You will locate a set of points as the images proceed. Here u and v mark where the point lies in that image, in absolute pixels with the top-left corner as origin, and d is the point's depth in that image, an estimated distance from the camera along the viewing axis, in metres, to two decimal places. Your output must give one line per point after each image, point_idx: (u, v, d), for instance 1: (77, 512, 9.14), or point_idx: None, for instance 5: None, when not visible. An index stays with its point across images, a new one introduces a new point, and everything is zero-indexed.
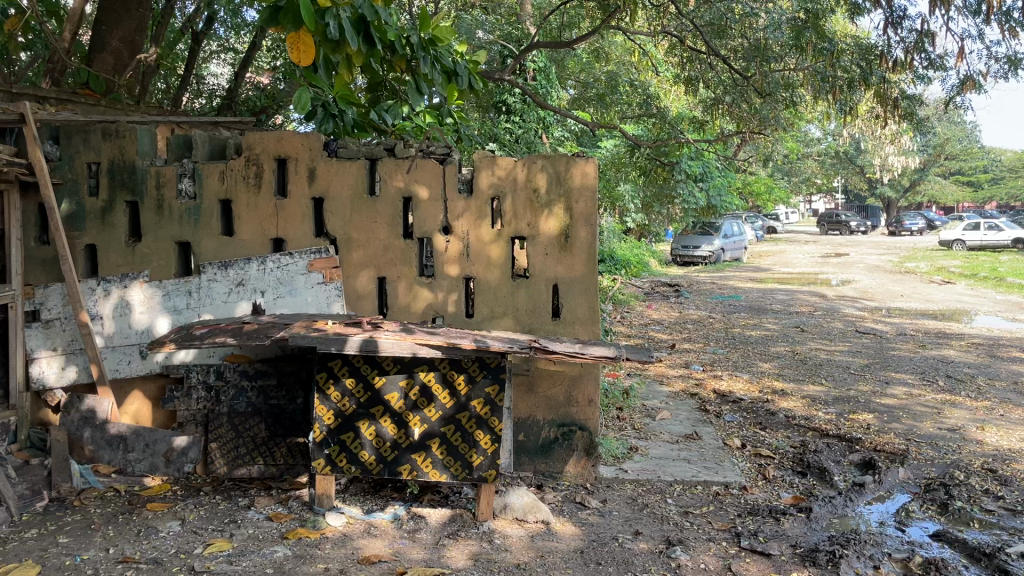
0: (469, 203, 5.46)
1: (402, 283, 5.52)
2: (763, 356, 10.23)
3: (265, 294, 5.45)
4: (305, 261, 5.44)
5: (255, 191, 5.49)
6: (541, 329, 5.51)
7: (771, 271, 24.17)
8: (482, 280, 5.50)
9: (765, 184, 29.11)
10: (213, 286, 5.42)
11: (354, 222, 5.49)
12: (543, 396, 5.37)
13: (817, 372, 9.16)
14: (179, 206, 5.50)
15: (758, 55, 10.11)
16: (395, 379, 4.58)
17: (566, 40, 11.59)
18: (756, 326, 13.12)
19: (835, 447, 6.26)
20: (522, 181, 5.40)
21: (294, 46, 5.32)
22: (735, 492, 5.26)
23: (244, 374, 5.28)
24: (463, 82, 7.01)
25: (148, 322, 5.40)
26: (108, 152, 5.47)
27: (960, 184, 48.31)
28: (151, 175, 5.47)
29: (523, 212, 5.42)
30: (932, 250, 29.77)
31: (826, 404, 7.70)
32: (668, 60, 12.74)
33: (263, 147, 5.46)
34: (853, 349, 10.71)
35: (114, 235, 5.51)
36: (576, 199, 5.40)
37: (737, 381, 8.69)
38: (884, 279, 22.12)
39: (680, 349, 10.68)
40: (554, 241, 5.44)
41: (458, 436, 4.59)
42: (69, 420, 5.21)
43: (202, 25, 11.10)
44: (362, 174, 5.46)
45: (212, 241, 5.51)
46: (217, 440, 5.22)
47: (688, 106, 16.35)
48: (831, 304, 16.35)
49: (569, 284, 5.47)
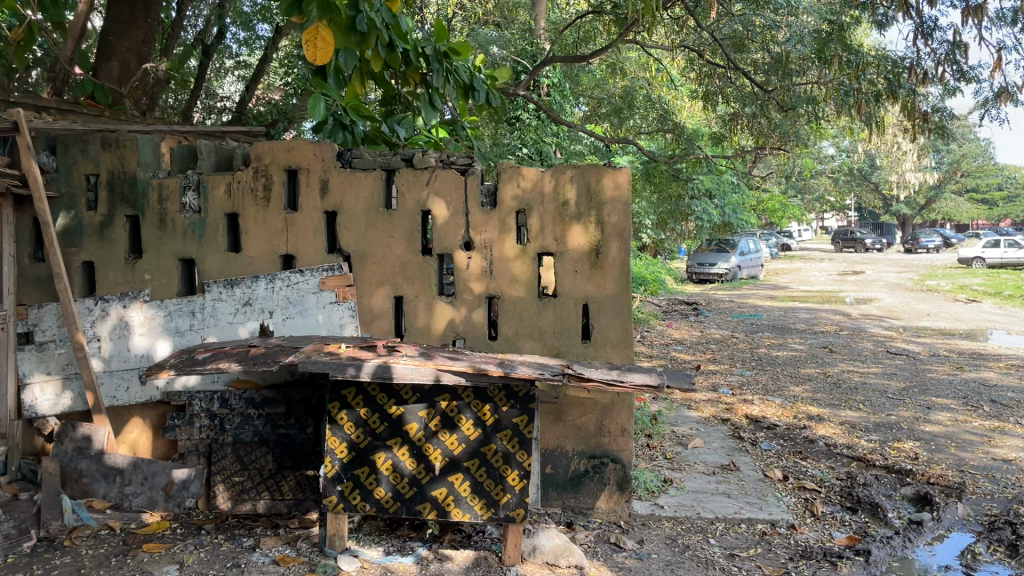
0: (492, 217, 5.08)
1: (420, 302, 5.14)
2: (794, 378, 9.76)
3: (273, 314, 5.06)
4: (316, 279, 5.06)
5: (263, 204, 5.13)
6: (570, 352, 5.10)
7: (789, 289, 23.68)
8: (507, 299, 5.10)
9: (779, 201, 28.69)
10: (218, 306, 5.04)
11: (370, 237, 5.12)
12: (572, 425, 4.98)
13: (853, 397, 8.69)
14: (182, 220, 5.16)
15: (780, 68, 9.64)
16: (414, 409, 4.19)
17: (581, 55, 11.25)
18: (782, 346, 12.65)
19: (886, 479, 5.84)
20: (550, 193, 5.02)
21: (312, 43, 4.86)
22: (783, 531, 4.83)
23: (250, 401, 4.90)
24: (480, 96, 6.77)
25: (148, 345, 5.03)
26: (107, 163, 5.14)
27: (976, 201, 47.70)
28: (153, 188, 5.14)
29: (550, 226, 5.04)
30: (952, 267, 29.22)
31: (868, 431, 7.25)
32: (686, 73, 12.39)
33: (272, 157, 5.11)
34: (887, 372, 10.23)
35: (113, 252, 5.17)
36: (608, 213, 5.00)
37: (770, 405, 8.24)
38: (908, 297, 21.57)
39: (706, 371, 10.23)
40: (584, 257, 5.04)
41: (483, 471, 4.18)
42: (61, 449, 4.84)
43: (212, 39, 10.84)
44: (378, 186, 5.11)
45: (218, 257, 5.16)
46: (221, 473, 4.82)
47: (705, 121, 16.00)
48: (856, 323, 15.86)
49: (600, 304, 5.06)
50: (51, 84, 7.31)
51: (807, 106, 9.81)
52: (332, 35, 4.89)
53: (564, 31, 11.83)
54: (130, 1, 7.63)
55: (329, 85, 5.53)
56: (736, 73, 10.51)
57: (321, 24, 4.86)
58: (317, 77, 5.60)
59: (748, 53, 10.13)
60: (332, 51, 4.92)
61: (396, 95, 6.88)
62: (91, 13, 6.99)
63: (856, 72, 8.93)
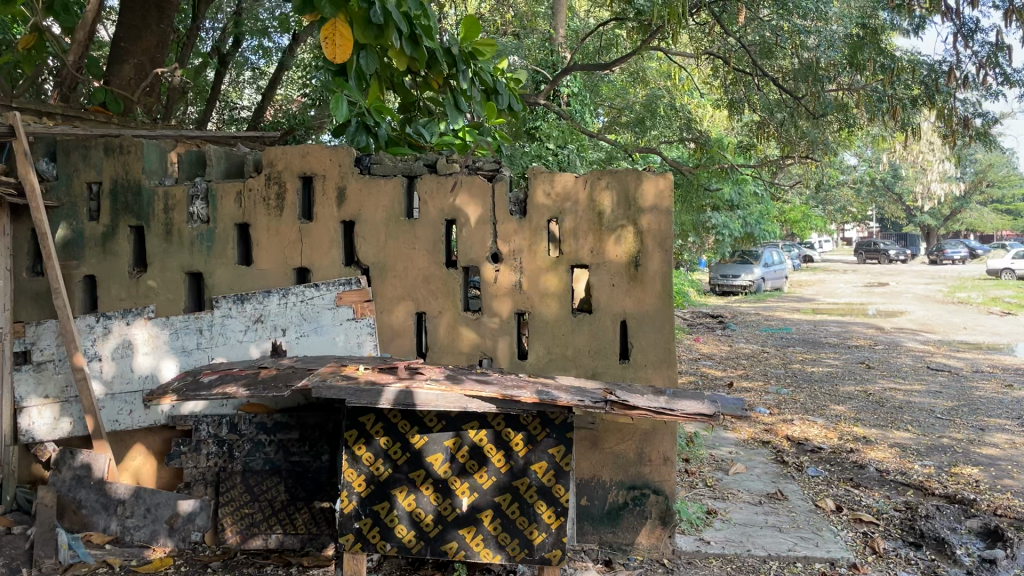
0: (521, 226, 4.69)
1: (444, 318, 4.76)
2: (833, 397, 9.26)
3: (286, 332, 4.69)
4: (333, 294, 4.68)
5: (277, 213, 4.78)
6: (607, 373, 4.68)
7: (815, 302, 23.12)
8: (538, 316, 4.71)
9: (802, 211, 28.10)
10: (228, 323, 4.69)
11: (390, 248, 4.75)
12: (609, 452, 4.57)
13: (899, 417, 8.20)
14: (189, 231, 4.80)
15: (809, 74, 9.11)
16: (439, 438, 3.79)
17: (604, 63, 10.85)
18: (816, 361, 12.15)
19: (949, 510, 5.38)
20: (584, 200, 4.64)
21: (330, 40, 4.93)
22: (844, 572, 4.38)
23: (261, 426, 4.52)
24: (503, 100, 6.50)
25: (153, 365, 4.68)
26: (110, 170, 4.81)
27: (1002, 212, 46.79)
28: (159, 197, 4.79)
29: (585, 236, 4.65)
30: (981, 279, 28.49)
31: (921, 456, 6.78)
32: (710, 81, 11.99)
33: (285, 163, 4.76)
34: (931, 389, 9.72)
35: (116, 265, 4.82)
36: (648, 222, 4.61)
37: (812, 426, 7.78)
38: (940, 310, 20.94)
39: (739, 388, 9.76)
40: (622, 270, 4.64)
41: (515, 508, 3.79)
42: (58, 478, 4.48)
43: (228, 48, 10.59)
44: (399, 193, 4.75)
45: (228, 271, 4.81)
46: (229, 504, 4.46)
47: (729, 130, 15.57)
48: (891, 337, 15.30)
49: (640, 320, 4.65)
50: (57, 90, 6.94)
51: (837, 113, 9.35)
52: (350, 30, 4.93)
53: (586, 39, 11.44)
54: (143, 6, 7.37)
55: (351, 85, 5.30)
56: (762, 81, 10.08)
57: (338, 19, 4.89)
58: (338, 77, 5.38)
59: (776, 60, 9.57)
60: (351, 47, 4.97)
61: (415, 102, 6.62)
62: (99, 16, 6.67)
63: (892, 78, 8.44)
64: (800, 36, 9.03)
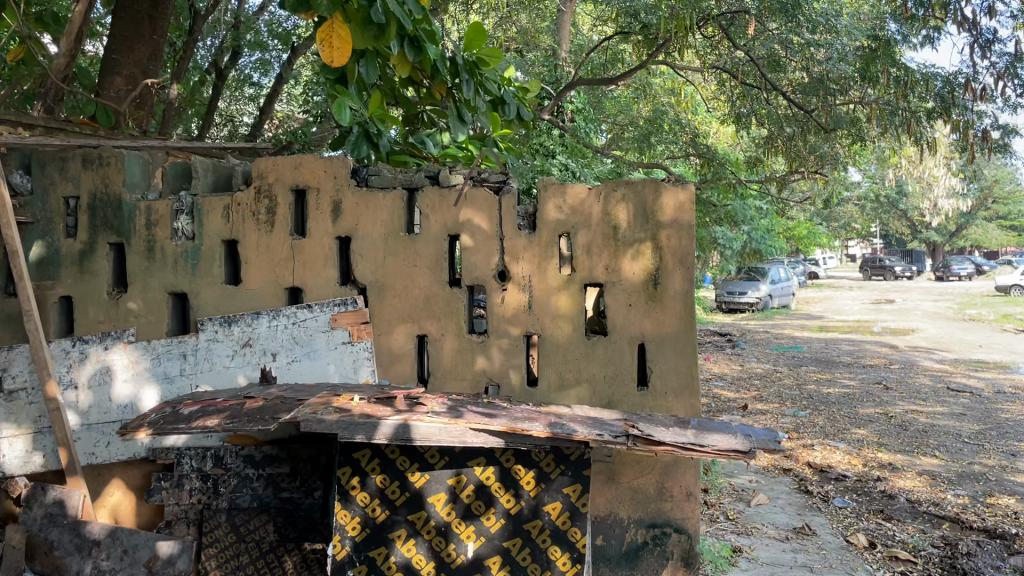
0: (531, 242, 4.35)
1: (448, 341, 4.41)
2: (854, 420, 8.85)
3: (276, 357, 4.32)
4: (327, 316, 4.32)
5: (267, 229, 4.45)
6: (624, 402, 4.32)
7: (823, 319, 22.68)
8: (549, 339, 4.36)
9: (808, 227, 27.71)
10: (214, 347, 4.32)
11: (388, 266, 4.42)
12: (627, 488, 4.21)
13: (925, 442, 7.80)
14: (173, 248, 4.47)
15: (821, 88, 8.73)
16: (441, 476, 3.44)
17: (609, 77, 10.52)
18: (831, 382, 11.74)
19: (990, 547, 4.99)
20: (599, 214, 4.30)
21: (327, 43, 4.60)
22: None
23: (248, 459, 4.16)
24: (511, 111, 6.21)
25: (133, 394, 4.31)
26: (88, 184, 4.49)
27: (1009, 228, 46.34)
28: (141, 212, 4.46)
29: (599, 252, 4.31)
30: (989, 296, 28.03)
31: (953, 484, 6.39)
32: (716, 94, 11.66)
33: (276, 174, 4.44)
34: (955, 412, 9.30)
35: (94, 285, 4.49)
36: (668, 237, 4.26)
37: (834, 452, 7.38)
38: (952, 328, 20.49)
39: (754, 411, 9.37)
40: (640, 289, 4.29)
41: (526, 553, 3.46)
42: (28, 517, 4.12)
43: (226, 63, 10.31)
44: (398, 208, 4.41)
45: (214, 292, 4.47)
46: (213, 546, 4.11)
47: (734, 145, 15.25)
48: (906, 356, 14.87)
49: (660, 343, 4.30)
50: (42, 102, 6.62)
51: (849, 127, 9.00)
52: (349, 31, 4.60)
53: (590, 53, 11.13)
54: (134, 16, 7.08)
55: (351, 92, 5.00)
56: (772, 94, 9.56)
57: (335, 19, 4.55)
58: (337, 84, 5.10)
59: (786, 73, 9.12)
60: (349, 49, 4.65)
61: (418, 114, 6.37)
62: (86, 24, 6.36)
63: (904, 91, 8.06)
64: (810, 49, 8.68)
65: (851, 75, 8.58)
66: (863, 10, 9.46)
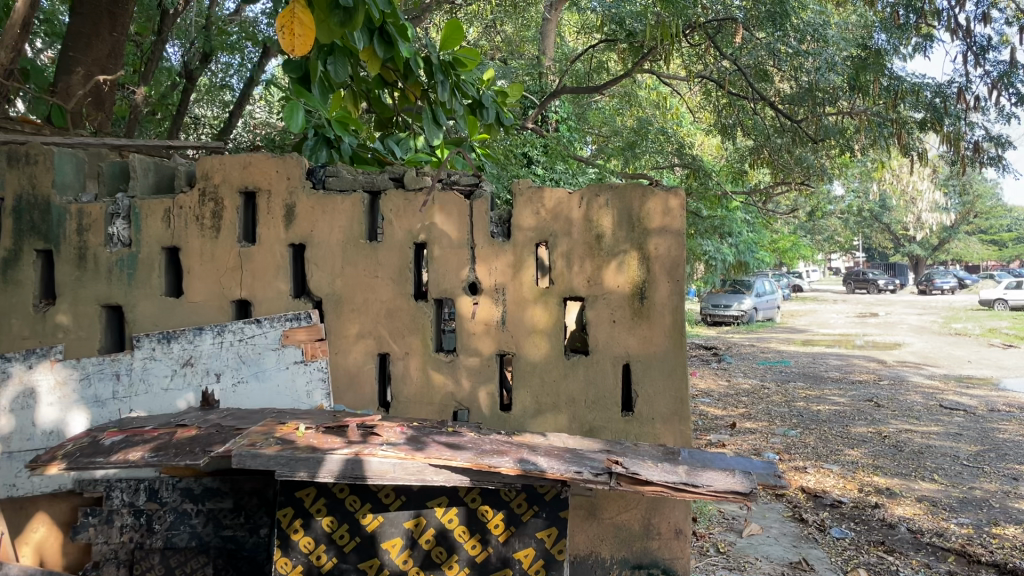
0: (504, 251, 3.95)
1: (412, 361, 4.00)
2: (846, 440, 8.47)
3: (221, 378, 3.87)
4: (278, 332, 3.87)
5: (212, 235, 4.03)
6: (607, 429, 3.91)
7: (809, 333, 22.38)
8: (525, 358, 3.94)
9: (793, 241, 27.44)
10: (151, 367, 3.86)
11: (347, 277, 4.01)
12: (610, 524, 3.79)
13: (922, 465, 7.43)
14: (107, 256, 4.04)
15: (811, 98, 8.22)
16: (398, 518, 3.11)
17: (593, 85, 10.08)
18: (821, 398, 11.37)
19: None
20: (580, 221, 3.90)
21: (288, 29, 3.89)
22: None
23: (186, 493, 3.70)
24: (490, 114, 5.79)
25: (59, 418, 3.81)
26: (13, 184, 4.05)
27: (990, 242, 46.36)
28: (71, 215, 4.04)
29: (580, 263, 3.90)
30: (973, 310, 27.87)
31: (954, 512, 6.01)
32: (700, 103, 11.30)
33: (223, 175, 4.02)
34: (951, 431, 8.94)
35: (18, 296, 4.06)
36: (655, 246, 3.88)
37: (828, 475, 6.99)
38: (940, 342, 20.23)
39: (743, 430, 8.97)
40: (625, 303, 3.90)
41: None
42: None
43: (196, 64, 9.79)
44: (358, 212, 4.00)
45: (152, 304, 4.04)
46: None
47: (719, 156, 14.92)
48: (896, 372, 14.52)
49: (646, 364, 3.89)
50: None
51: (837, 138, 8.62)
52: (312, 17, 3.91)
53: (575, 60, 10.72)
54: (94, 9, 6.31)
55: (311, 93, 4.58)
56: (759, 104, 9.23)
57: (297, 4, 3.84)
58: (298, 84, 4.68)
59: (773, 83, 8.71)
60: (313, 38, 3.96)
61: (391, 118, 5.97)
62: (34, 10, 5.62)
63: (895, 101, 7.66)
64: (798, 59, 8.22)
65: (841, 86, 8.16)
66: (852, 19, 9.11)
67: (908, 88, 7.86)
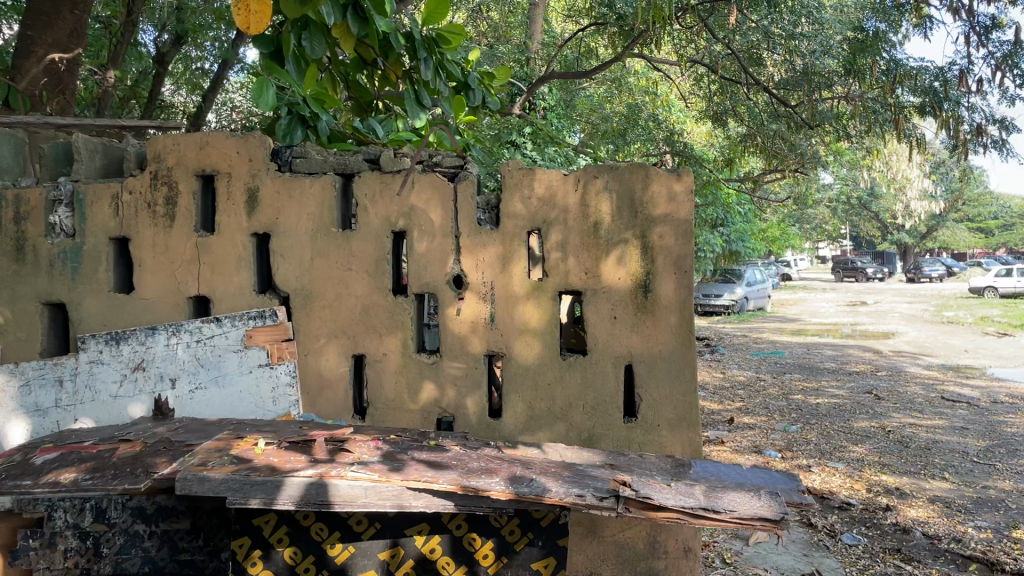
0: (492, 240, 3.55)
1: (391, 363, 3.61)
2: (850, 436, 8.14)
3: (176, 384, 3.45)
4: (240, 332, 3.46)
5: (165, 224, 3.62)
6: (607, 437, 3.54)
7: (800, 322, 22.12)
8: (516, 360, 3.56)
9: (781, 230, 27.12)
10: (97, 372, 3.42)
11: (317, 269, 3.61)
12: (611, 542, 3.42)
13: (931, 462, 7.09)
14: (48, 248, 3.63)
15: (807, 81, 7.70)
16: (371, 549, 2.92)
17: (580, 70, 9.65)
18: (819, 391, 11.05)
19: None
20: (576, 206, 3.51)
21: (243, 5, 3.37)
22: None
23: (137, 512, 2.84)
24: (476, 97, 5.39)
25: None
26: None
27: (977, 229, 46.24)
28: (9, 202, 3.65)
29: (577, 254, 3.52)
30: (963, 298, 27.67)
31: (970, 515, 5.68)
32: (691, 90, 10.91)
33: (177, 156, 3.61)
34: (956, 426, 8.62)
35: None
36: (661, 236, 3.49)
37: (834, 475, 6.63)
38: (933, 331, 19.97)
39: (741, 426, 8.63)
40: (627, 298, 3.51)
41: None
42: None
43: (168, 48, 9.32)
44: (329, 197, 3.60)
45: (99, 301, 3.63)
46: None
47: (709, 144, 14.54)
48: (893, 362, 14.24)
49: (651, 365, 3.52)
50: None
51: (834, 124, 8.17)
52: None
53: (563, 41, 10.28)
54: None
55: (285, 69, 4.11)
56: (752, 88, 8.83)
57: None
58: (269, 59, 4.23)
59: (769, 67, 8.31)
60: (270, 16, 3.43)
61: (370, 101, 5.52)
62: None
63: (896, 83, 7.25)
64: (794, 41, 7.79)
65: (835, 70, 7.77)
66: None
67: (906, 72, 7.33)
